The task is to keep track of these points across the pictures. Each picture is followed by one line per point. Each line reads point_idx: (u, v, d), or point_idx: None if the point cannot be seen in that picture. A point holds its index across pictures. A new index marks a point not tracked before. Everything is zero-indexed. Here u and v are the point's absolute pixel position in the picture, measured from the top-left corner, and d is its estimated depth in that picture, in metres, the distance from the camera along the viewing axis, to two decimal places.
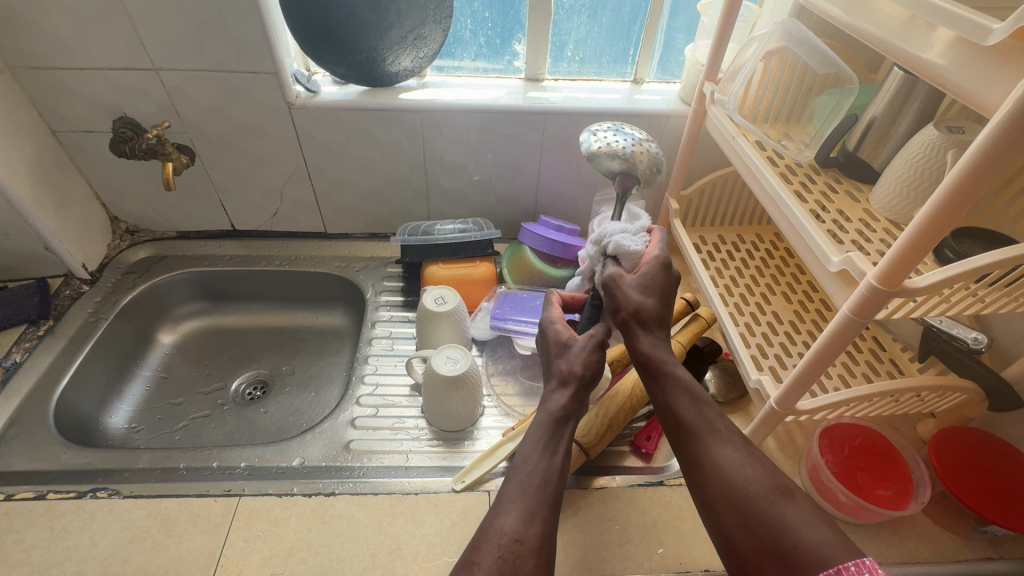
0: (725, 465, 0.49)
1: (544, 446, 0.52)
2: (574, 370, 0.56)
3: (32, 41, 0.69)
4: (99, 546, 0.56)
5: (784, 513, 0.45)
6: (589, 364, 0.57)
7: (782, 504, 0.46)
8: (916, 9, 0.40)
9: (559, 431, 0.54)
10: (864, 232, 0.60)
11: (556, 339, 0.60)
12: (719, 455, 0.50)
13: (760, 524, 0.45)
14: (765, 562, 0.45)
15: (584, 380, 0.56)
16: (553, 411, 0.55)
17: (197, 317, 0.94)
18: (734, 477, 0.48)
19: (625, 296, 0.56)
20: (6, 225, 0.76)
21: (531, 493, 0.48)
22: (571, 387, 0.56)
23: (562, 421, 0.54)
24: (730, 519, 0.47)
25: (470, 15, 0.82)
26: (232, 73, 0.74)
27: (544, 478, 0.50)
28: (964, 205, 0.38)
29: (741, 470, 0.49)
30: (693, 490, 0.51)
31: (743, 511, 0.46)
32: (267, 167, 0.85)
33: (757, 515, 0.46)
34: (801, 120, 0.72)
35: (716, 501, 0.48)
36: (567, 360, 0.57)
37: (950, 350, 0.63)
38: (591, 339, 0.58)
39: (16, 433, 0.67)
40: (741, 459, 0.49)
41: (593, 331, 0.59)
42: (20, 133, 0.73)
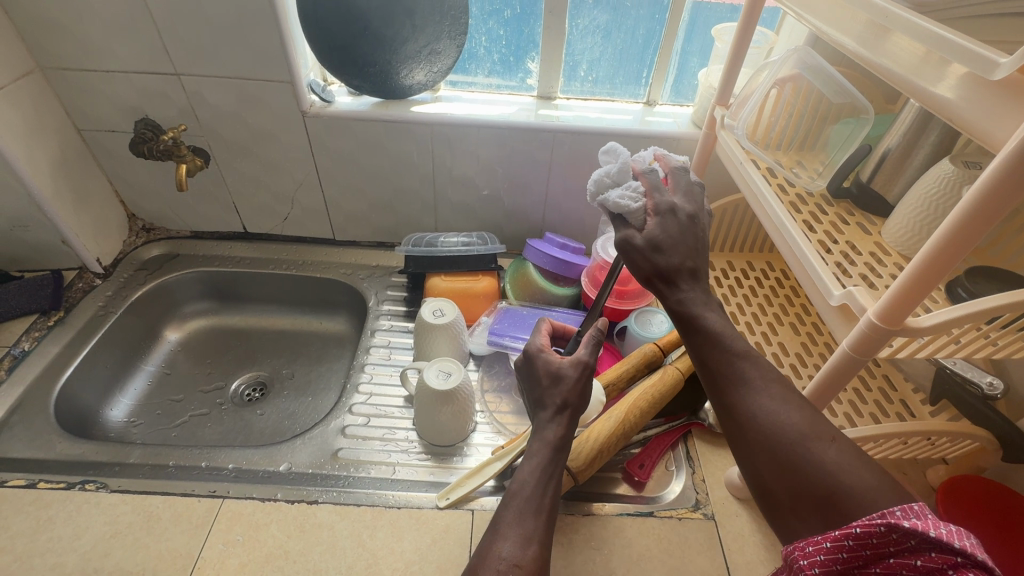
0: (760, 412, 0.45)
1: (542, 472, 0.49)
2: (570, 401, 0.53)
3: (63, 44, 0.72)
4: (82, 538, 0.57)
5: (824, 459, 0.42)
6: (584, 393, 0.53)
7: (823, 450, 0.42)
8: (924, 40, 0.39)
9: (558, 461, 0.51)
10: (874, 265, 0.58)
11: (546, 368, 0.55)
12: (755, 402, 0.46)
13: (798, 470, 0.42)
14: (802, 510, 0.42)
15: (578, 409, 0.53)
16: (550, 440, 0.51)
17: (204, 316, 0.96)
18: (771, 425, 0.44)
19: (641, 258, 0.50)
20: (27, 217, 0.79)
21: (527, 518, 0.47)
22: (565, 417, 0.52)
23: (559, 450, 0.51)
24: (768, 469, 0.44)
25: (485, 32, 0.83)
26: (250, 81, 0.76)
27: (537, 505, 0.48)
28: (970, 243, 0.36)
29: (778, 417, 0.45)
30: (725, 436, 0.48)
31: (778, 458, 0.43)
32: (280, 173, 0.87)
33: (795, 462, 0.43)
34: (814, 148, 0.70)
35: (752, 449, 0.45)
36: (561, 391, 0.53)
37: (963, 394, 0.60)
38: (581, 367, 0.53)
39: (17, 419, 0.68)
40: (778, 405, 0.45)
41: (585, 356, 0.54)
42: (45, 130, 0.76)
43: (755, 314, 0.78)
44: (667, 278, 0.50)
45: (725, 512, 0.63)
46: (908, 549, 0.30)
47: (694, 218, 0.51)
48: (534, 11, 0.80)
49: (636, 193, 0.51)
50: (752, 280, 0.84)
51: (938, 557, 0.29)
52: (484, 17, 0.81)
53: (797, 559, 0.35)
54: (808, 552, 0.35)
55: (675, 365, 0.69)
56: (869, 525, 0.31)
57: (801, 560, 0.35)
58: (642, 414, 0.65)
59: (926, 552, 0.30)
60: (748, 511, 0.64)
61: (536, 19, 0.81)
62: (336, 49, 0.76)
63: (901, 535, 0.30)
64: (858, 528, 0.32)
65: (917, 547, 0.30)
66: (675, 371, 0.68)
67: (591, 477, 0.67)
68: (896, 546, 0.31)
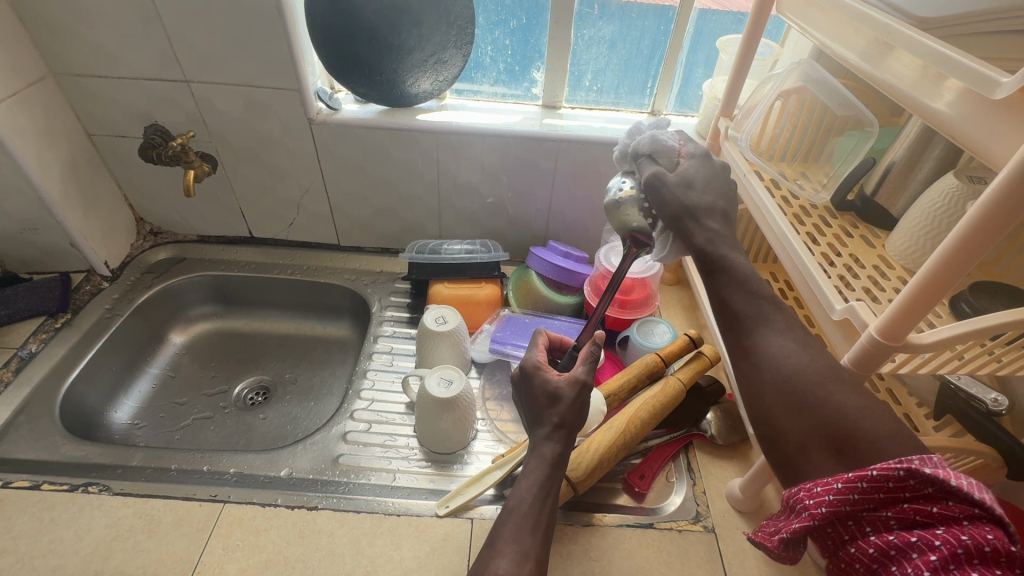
0: (780, 355, 0.46)
1: (539, 489, 0.50)
2: (566, 420, 0.53)
3: (76, 51, 0.73)
4: (83, 541, 0.57)
5: (841, 402, 0.42)
6: (581, 412, 0.53)
7: (838, 394, 0.42)
8: (926, 57, 0.39)
9: (555, 476, 0.51)
10: (878, 279, 0.57)
11: (544, 387, 0.54)
12: (774, 347, 0.46)
13: (813, 412, 0.42)
14: (813, 453, 0.42)
15: (576, 427, 0.53)
16: (547, 457, 0.51)
17: (208, 319, 0.96)
18: (790, 368, 0.45)
19: (672, 194, 0.53)
20: (37, 220, 0.80)
21: (524, 535, 0.47)
22: (563, 435, 0.52)
23: (557, 466, 0.51)
24: (779, 410, 0.45)
25: (491, 42, 0.84)
26: (258, 88, 0.77)
27: (536, 521, 0.48)
28: (973, 259, 0.36)
29: (797, 360, 0.45)
30: (741, 382, 0.49)
31: (794, 400, 0.44)
32: (286, 179, 0.88)
33: (811, 403, 0.43)
34: (819, 159, 0.70)
35: (765, 391, 0.46)
36: (560, 411, 0.53)
37: (966, 408, 0.59)
38: (578, 385, 0.53)
39: (23, 420, 0.69)
40: (798, 350, 0.46)
41: (583, 373, 0.54)
42: (56, 134, 0.77)
43: None
44: (695, 211, 0.52)
45: (726, 525, 0.63)
46: (926, 496, 0.32)
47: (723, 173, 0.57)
48: (540, 21, 0.81)
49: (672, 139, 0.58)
50: None
51: (955, 507, 0.31)
52: (490, 27, 0.82)
53: (803, 500, 0.36)
54: (815, 494, 0.35)
55: (677, 377, 0.69)
56: (889, 468, 0.32)
57: (806, 499, 0.36)
58: (642, 425, 0.65)
59: (944, 501, 0.31)
60: (748, 524, 0.63)
61: (542, 29, 0.82)
62: (343, 57, 0.77)
63: (920, 482, 0.31)
64: (876, 471, 0.32)
65: (933, 496, 0.31)
66: (676, 383, 0.68)
67: (592, 487, 0.66)
68: (911, 492, 0.32)
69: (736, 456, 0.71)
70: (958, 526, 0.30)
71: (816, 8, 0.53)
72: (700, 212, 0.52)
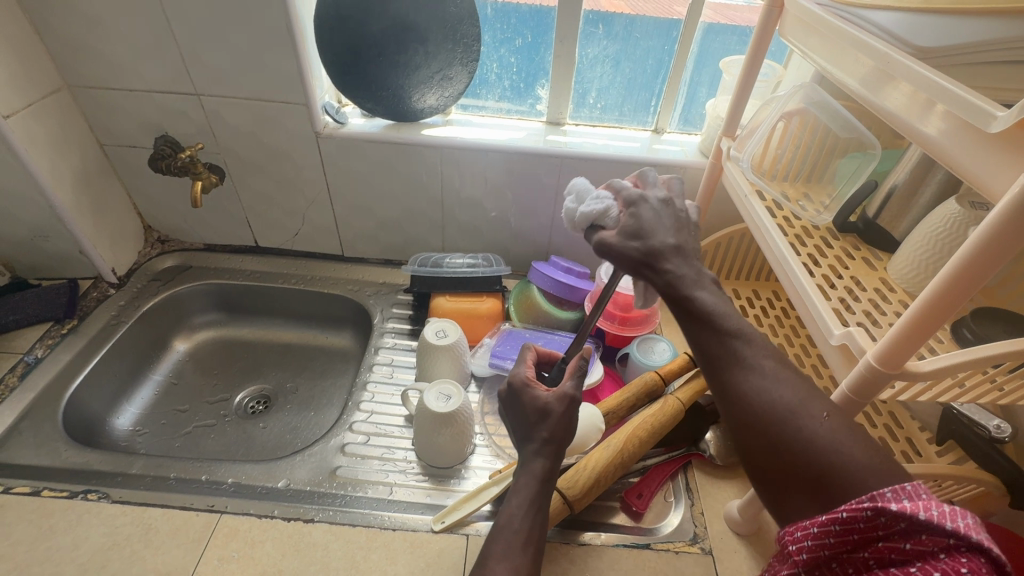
0: (751, 392, 0.44)
1: (530, 503, 0.50)
2: (556, 437, 0.52)
3: (90, 63, 0.75)
4: (80, 549, 0.58)
5: (817, 439, 0.41)
6: (569, 428, 0.53)
7: (815, 428, 0.42)
8: (924, 87, 0.39)
9: (546, 493, 0.51)
10: (879, 303, 0.57)
11: (532, 404, 0.54)
12: (745, 383, 0.45)
13: (790, 452, 0.42)
14: (794, 493, 0.42)
15: (565, 446, 0.53)
16: (539, 472, 0.51)
17: (212, 327, 0.97)
18: (763, 406, 0.44)
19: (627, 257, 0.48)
20: (47, 228, 0.81)
21: (515, 550, 0.47)
22: (552, 452, 0.52)
23: (547, 481, 0.51)
24: (758, 447, 0.44)
25: (496, 59, 0.85)
26: (267, 102, 0.78)
27: (527, 537, 0.48)
28: (971, 289, 0.36)
29: (769, 396, 0.44)
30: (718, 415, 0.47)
31: (770, 441, 0.43)
32: (292, 191, 0.89)
33: (787, 441, 0.42)
34: (822, 180, 0.69)
35: (742, 429, 0.45)
36: (548, 427, 0.53)
37: (969, 434, 0.59)
38: (566, 401, 0.53)
39: (27, 426, 0.70)
40: (770, 384, 0.44)
41: (572, 387, 0.54)
42: (68, 144, 0.79)
43: None
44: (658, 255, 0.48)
45: (723, 548, 0.62)
46: (898, 533, 0.30)
47: (669, 202, 0.51)
48: (545, 40, 0.82)
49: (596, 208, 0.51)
50: (757, 310, 0.83)
51: (928, 541, 0.29)
52: (496, 45, 0.84)
53: (787, 545, 0.36)
54: (797, 538, 0.35)
55: (677, 396, 0.68)
56: (855, 508, 0.31)
57: (789, 545, 0.35)
58: (641, 444, 0.64)
59: (917, 535, 0.29)
60: (746, 546, 0.63)
61: (547, 48, 0.83)
62: (350, 73, 0.78)
63: (889, 518, 0.30)
64: (844, 512, 0.32)
65: (906, 531, 0.30)
66: (676, 402, 0.67)
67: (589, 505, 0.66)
68: (884, 530, 0.30)
69: (735, 477, 0.70)
70: (932, 562, 0.28)
71: (816, 35, 0.54)
72: (665, 256, 0.48)
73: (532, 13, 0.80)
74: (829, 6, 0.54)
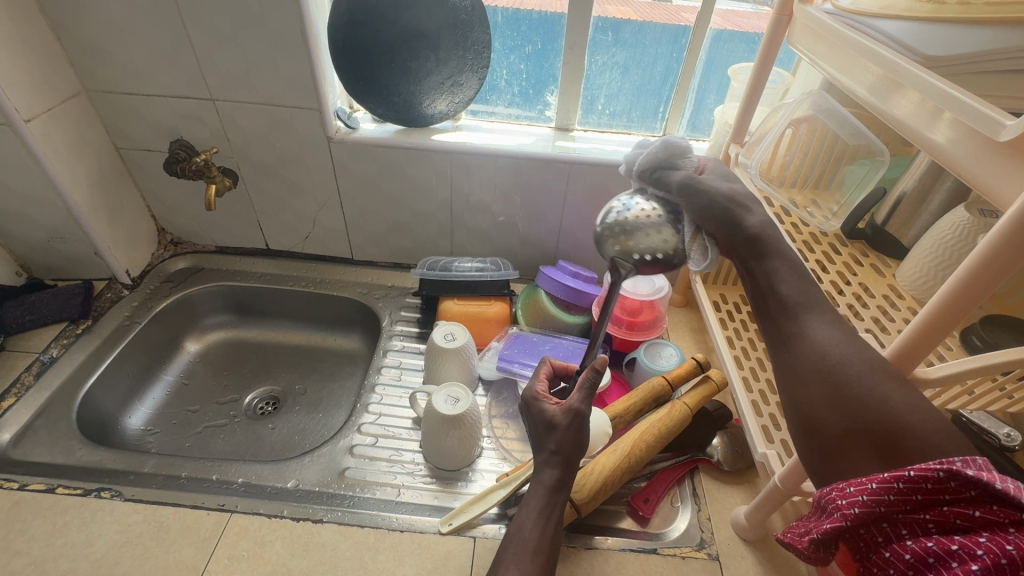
0: (824, 344, 0.45)
1: (540, 513, 0.52)
2: (562, 450, 0.54)
3: (109, 69, 0.77)
4: (95, 545, 0.58)
5: (889, 396, 0.40)
6: (577, 442, 0.54)
7: (889, 388, 0.41)
8: (932, 96, 0.39)
9: (555, 502, 0.53)
10: (887, 310, 0.57)
11: (540, 417, 0.56)
12: (817, 336, 0.46)
13: (857, 402, 0.41)
14: (854, 450, 0.41)
15: (574, 460, 0.54)
16: (549, 482, 0.53)
17: (223, 328, 0.98)
18: (835, 358, 0.44)
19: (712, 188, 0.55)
20: (64, 230, 0.83)
21: (525, 558, 0.49)
22: (561, 465, 0.54)
23: (557, 491, 0.53)
24: (820, 400, 0.44)
25: (506, 66, 0.86)
26: (280, 107, 0.80)
27: (537, 546, 0.50)
28: (978, 297, 0.36)
29: (842, 350, 0.44)
30: (779, 371, 0.48)
31: (836, 388, 0.43)
32: (304, 194, 0.90)
33: (856, 394, 0.42)
34: (830, 188, 0.70)
35: (806, 378, 0.45)
36: (552, 441, 0.54)
37: (979, 443, 0.58)
38: (570, 414, 0.54)
39: (41, 424, 0.71)
40: (843, 340, 0.45)
41: (579, 403, 0.54)
42: (86, 148, 0.80)
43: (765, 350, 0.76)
44: (742, 201, 0.54)
45: (730, 553, 0.62)
46: (967, 499, 0.30)
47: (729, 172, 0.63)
48: (555, 46, 0.83)
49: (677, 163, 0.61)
50: None
51: (1000, 511, 0.30)
52: (506, 52, 0.85)
53: (836, 501, 0.36)
54: (849, 494, 0.35)
55: (684, 401, 0.68)
56: (928, 469, 0.31)
57: (839, 500, 0.35)
58: (648, 448, 0.64)
59: (987, 504, 0.30)
60: (753, 552, 0.63)
61: (556, 55, 0.84)
62: (362, 79, 0.79)
63: (961, 484, 0.31)
64: (914, 471, 0.32)
65: (976, 499, 0.30)
66: (683, 407, 0.67)
67: (596, 509, 0.66)
68: (952, 495, 0.31)
69: (742, 482, 0.70)
70: (1003, 533, 0.29)
71: (824, 43, 0.54)
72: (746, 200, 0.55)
73: (542, 20, 0.81)
74: (837, 15, 0.54)
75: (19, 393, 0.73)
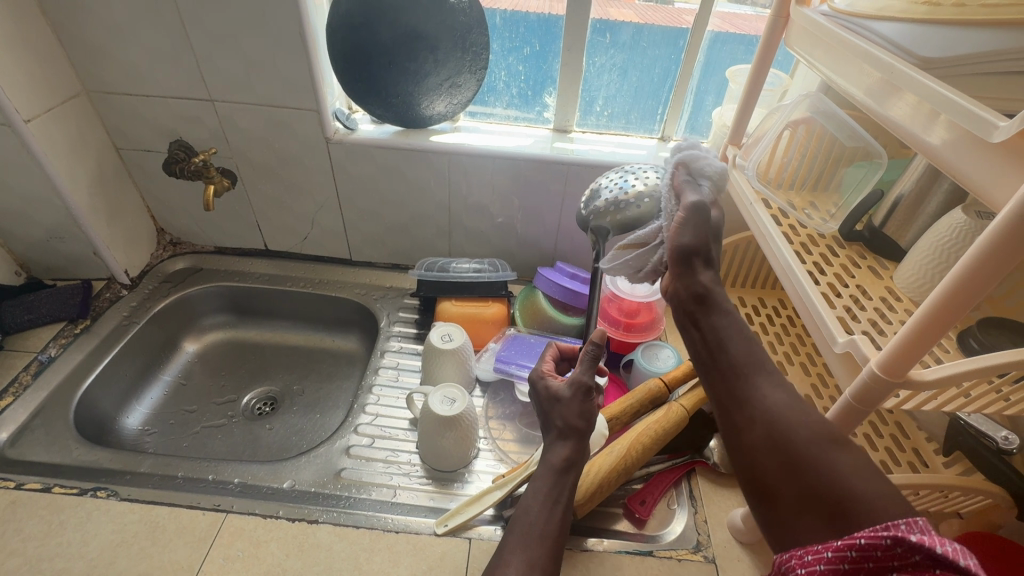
0: (773, 409, 0.48)
1: (546, 498, 0.55)
2: (571, 423, 0.58)
3: (109, 70, 0.77)
4: (90, 545, 0.58)
5: (836, 462, 0.43)
6: (585, 415, 0.58)
7: (835, 453, 0.43)
8: (927, 98, 0.39)
9: (563, 482, 0.56)
10: (884, 311, 0.57)
11: (547, 393, 0.61)
12: (766, 401, 0.49)
13: (807, 468, 0.43)
14: (808, 515, 0.42)
15: (582, 432, 0.58)
16: (556, 463, 0.57)
17: (221, 329, 0.99)
18: (784, 423, 0.47)
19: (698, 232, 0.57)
20: (63, 230, 0.83)
21: (530, 545, 0.51)
22: (570, 441, 0.58)
23: (563, 472, 0.56)
24: (773, 465, 0.46)
25: (505, 67, 0.86)
26: (279, 108, 0.80)
27: (543, 531, 0.53)
28: (974, 298, 0.36)
29: (791, 415, 0.47)
30: (734, 433, 0.50)
31: (787, 454, 0.45)
32: (302, 195, 0.90)
33: (804, 458, 0.44)
34: (829, 189, 0.69)
35: (760, 443, 0.47)
36: (560, 413, 0.59)
37: (977, 446, 0.58)
38: (578, 388, 0.59)
39: (39, 423, 0.71)
40: (791, 406, 0.48)
41: (581, 377, 0.59)
42: (85, 148, 0.81)
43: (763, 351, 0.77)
44: (697, 261, 0.58)
45: (726, 556, 0.62)
46: (913, 565, 0.30)
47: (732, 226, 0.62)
48: (553, 48, 0.83)
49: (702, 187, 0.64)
50: (763, 318, 0.83)
51: None
52: (505, 53, 0.85)
53: (793, 567, 0.36)
54: (806, 562, 0.35)
55: (681, 403, 0.68)
56: (875, 536, 0.32)
57: (798, 567, 0.36)
58: (645, 450, 0.64)
59: (931, 569, 0.30)
60: (749, 555, 0.62)
61: (555, 56, 0.84)
62: (361, 80, 0.79)
63: (906, 550, 0.30)
64: (863, 539, 0.32)
65: (922, 564, 0.30)
66: (680, 409, 0.67)
67: (592, 511, 0.66)
68: (900, 561, 0.31)
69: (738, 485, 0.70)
70: None
71: (821, 45, 0.54)
72: (710, 257, 0.58)
73: (540, 22, 0.81)
74: (834, 17, 0.55)
75: (17, 392, 0.73)
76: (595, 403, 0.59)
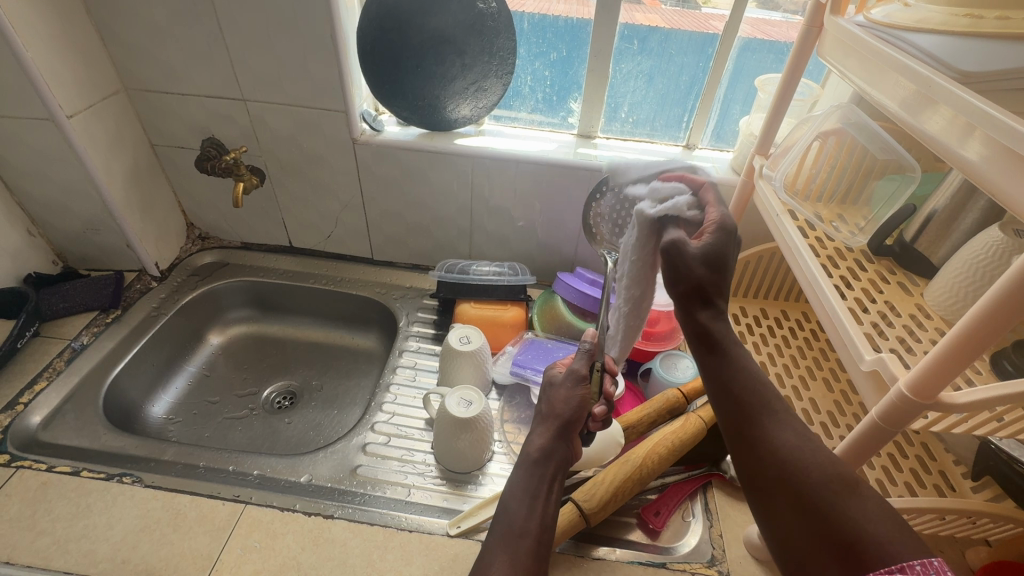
0: (785, 451, 0.48)
1: (525, 492, 0.58)
2: (555, 410, 0.63)
3: (149, 69, 0.80)
4: (114, 529, 0.60)
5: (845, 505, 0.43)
6: (569, 401, 0.62)
7: (845, 495, 0.44)
8: (964, 113, 0.38)
9: (538, 472, 0.60)
10: (914, 329, 0.56)
11: (548, 379, 0.67)
12: (779, 442, 0.49)
13: (821, 512, 0.44)
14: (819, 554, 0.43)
15: (562, 418, 0.61)
16: (532, 455, 0.61)
17: (244, 322, 1.01)
18: (796, 464, 0.47)
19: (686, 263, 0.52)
20: (98, 221, 0.86)
21: (509, 543, 0.54)
22: (549, 427, 0.62)
23: (539, 462, 0.61)
24: (786, 507, 0.46)
25: (531, 73, 0.87)
26: (309, 109, 0.81)
27: (523, 529, 0.55)
28: (1012, 318, 0.35)
29: (802, 455, 0.47)
30: (748, 474, 0.50)
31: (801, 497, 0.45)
32: (328, 195, 0.92)
33: (817, 502, 0.44)
34: (857, 203, 0.68)
35: (773, 487, 0.47)
36: (549, 397, 0.64)
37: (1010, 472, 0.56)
38: (572, 374, 0.63)
39: (70, 408, 0.74)
40: (803, 446, 0.48)
41: (576, 367, 0.64)
42: (123, 144, 0.83)
43: (785, 366, 0.75)
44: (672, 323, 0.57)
45: (740, 571, 0.61)
46: None
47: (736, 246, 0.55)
48: (580, 54, 0.83)
49: (701, 206, 0.56)
50: (786, 330, 0.82)
51: None
52: (531, 58, 0.85)
53: None
54: None
55: (698, 413, 0.68)
56: None
57: None
58: (660, 461, 0.64)
59: None
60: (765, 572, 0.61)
61: (581, 62, 0.84)
62: (389, 83, 0.80)
63: None
64: None
65: None
66: (697, 420, 0.67)
67: (604, 520, 0.66)
68: None
69: None
70: None
71: (853, 54, 0.54)
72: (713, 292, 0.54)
73: (568, 27, 0.81)
74: (869, 27, 0.54)
75: (50, 378, 0.76)
76: (586, 395, 0.62)
